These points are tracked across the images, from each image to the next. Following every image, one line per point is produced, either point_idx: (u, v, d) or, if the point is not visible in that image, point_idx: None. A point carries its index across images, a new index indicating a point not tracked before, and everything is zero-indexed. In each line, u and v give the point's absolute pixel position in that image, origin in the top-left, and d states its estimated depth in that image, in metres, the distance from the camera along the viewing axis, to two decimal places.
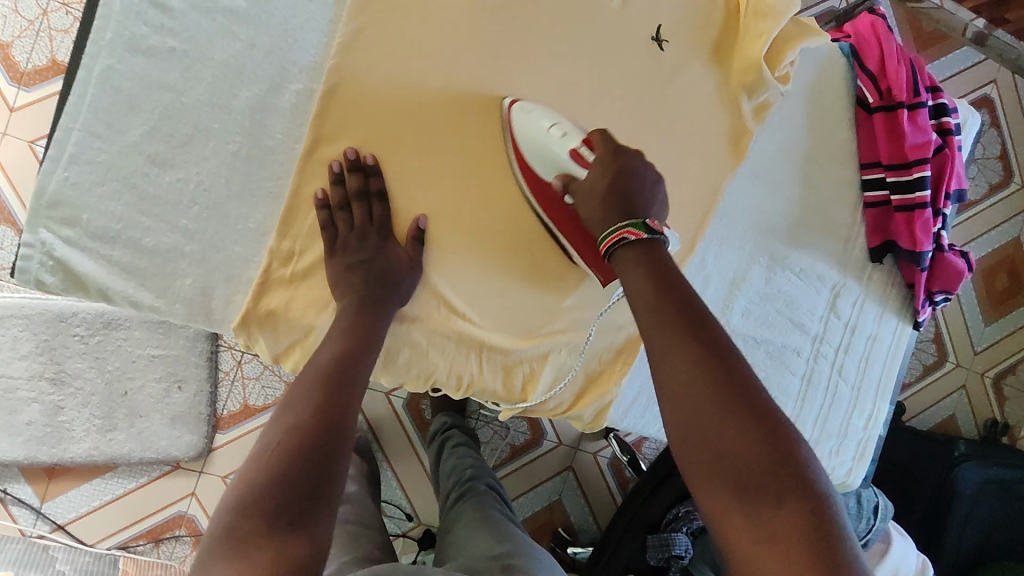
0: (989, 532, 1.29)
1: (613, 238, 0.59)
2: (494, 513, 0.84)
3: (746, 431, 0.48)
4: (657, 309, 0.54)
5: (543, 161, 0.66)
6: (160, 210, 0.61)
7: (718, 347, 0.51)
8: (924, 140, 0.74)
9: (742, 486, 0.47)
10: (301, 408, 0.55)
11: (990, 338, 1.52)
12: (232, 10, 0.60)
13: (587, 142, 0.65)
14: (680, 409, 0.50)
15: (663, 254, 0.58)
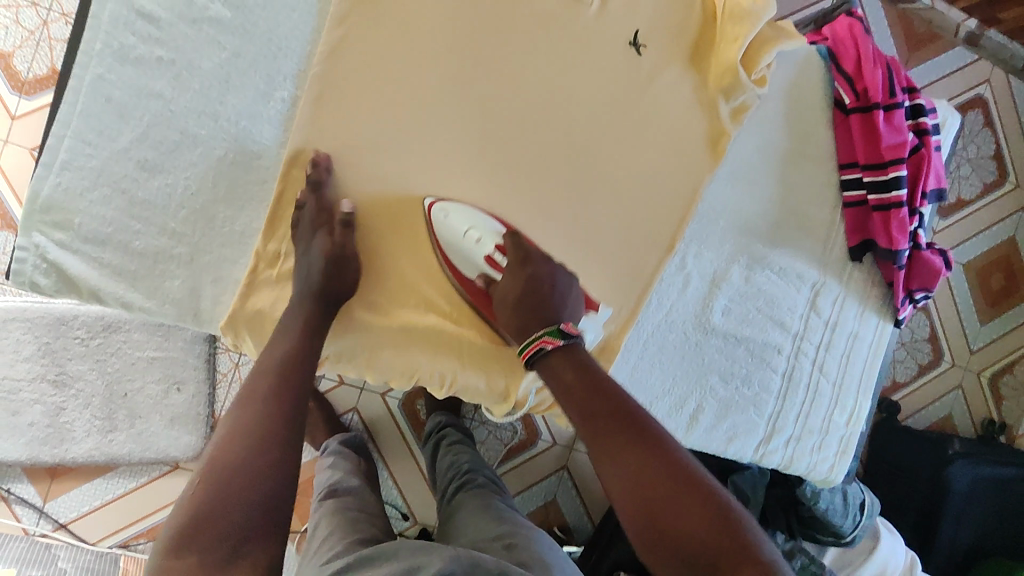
0: (982, 530, 1.29)
1: (532, 347, 0.64)
2: (494, 499, 0.86)
3: (689, 509, 0.53)
4: (586, 410, 0.60)
5: (464, 262, 0.71)
6: (150, 214, 0.63)
7: (649, 435, 0.57)
8: (899, 140, 0.76)
9: (693, 559, 0.51)
10: (240, 432, 0.58)
11: (986, 337, 1.52)
12: (217, 19, 0.62)
13: (501, 248, 0.70)
14: (627, 497, 0.55)
15: (578, 353, 0.64)
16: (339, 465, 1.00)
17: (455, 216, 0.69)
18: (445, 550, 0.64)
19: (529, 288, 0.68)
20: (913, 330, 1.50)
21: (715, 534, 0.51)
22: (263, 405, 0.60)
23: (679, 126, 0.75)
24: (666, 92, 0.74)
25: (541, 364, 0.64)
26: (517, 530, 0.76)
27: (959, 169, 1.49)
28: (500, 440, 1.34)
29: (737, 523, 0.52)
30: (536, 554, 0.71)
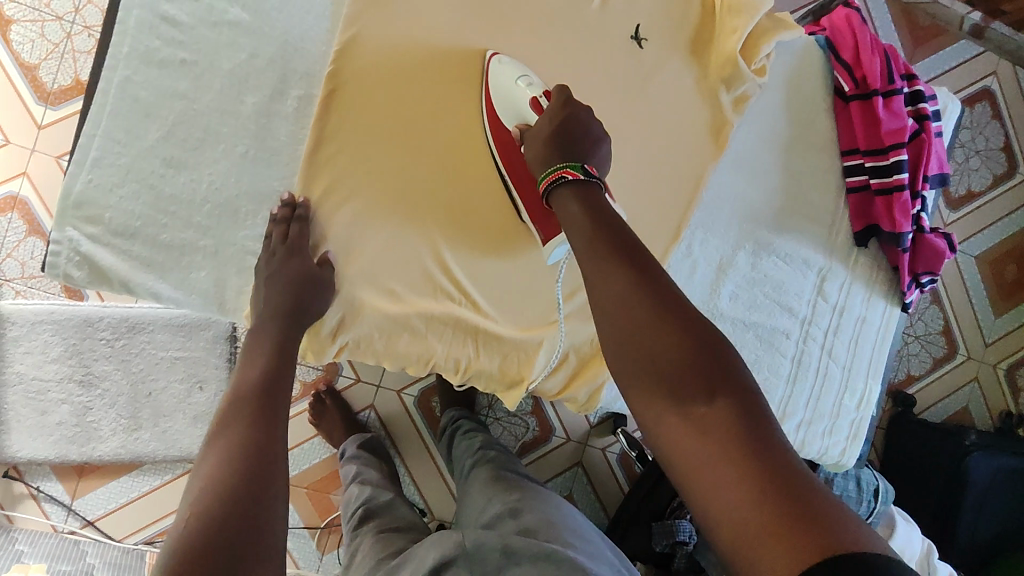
0: (1005, 524, 1.27)
1: (552, 176, 0.61)
2: (503, 471, 0.87)
3: (671, 335, 0.49)
4: (586, 240, 0.56)
5: (505, 109, 0.69)
6: (175, 208, 0.66)
7: (644, 266, 0.54)
8: (899, 125, 0.78)
9: (677, 387, 0.48)
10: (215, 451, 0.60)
11: (1000, 330, 1.52)
12: (237, 23, 0.65)
13: (547, 94, 0.69)
14: (614, 321, 0.52)
15: (596, 193, 0.60)
16: (365, 475, 1.01)
17: (510, 65, 0.70)
18: (450, 537, 0.70)
19: (563, 130, 0.64)
20: (925, 323, 1.49)
21: (697, 362, 0.48)
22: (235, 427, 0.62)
23: (680, 116, 0.77)
24: (668, 83, 0.77)
25: (555, 194, 0.61)
26: (522, 500, 0.78)
27: (968, 161, 1.49)
28: (514, 435, 1.36)
29: (723, 357, 0.49)
30: (546, 518, 0.74)
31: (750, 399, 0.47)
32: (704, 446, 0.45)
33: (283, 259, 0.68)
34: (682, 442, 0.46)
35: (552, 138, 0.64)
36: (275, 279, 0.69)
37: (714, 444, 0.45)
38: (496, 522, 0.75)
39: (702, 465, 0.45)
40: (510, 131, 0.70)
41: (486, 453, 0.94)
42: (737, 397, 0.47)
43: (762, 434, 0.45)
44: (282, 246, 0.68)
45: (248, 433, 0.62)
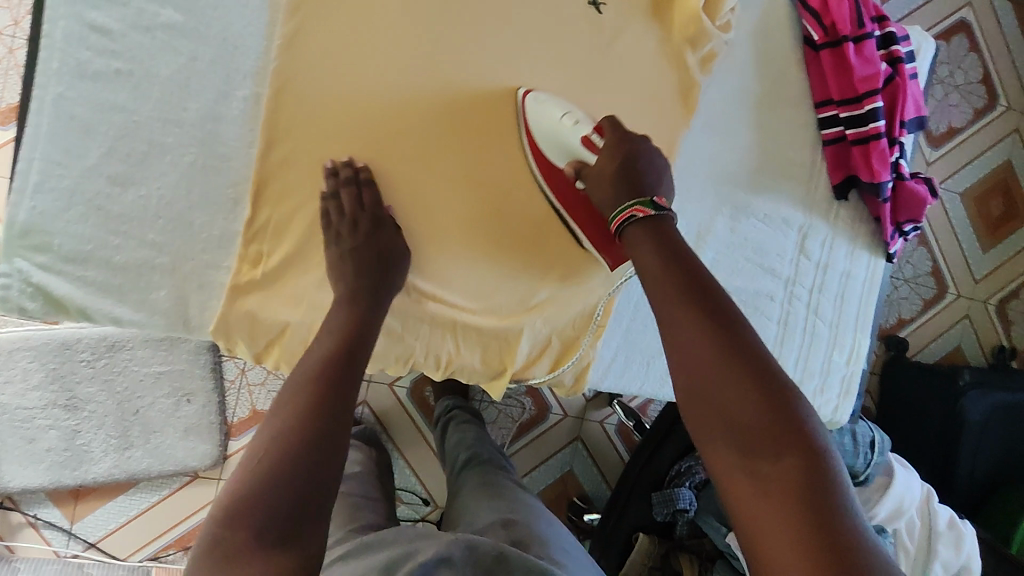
0: (1002, 459, 1.27)
1: (623, 215, 0.62)
2: (497, 476, 0.88)
3: (746, 388, 0.51)
4: (661, 280, 0.57)
5: (556, 148, 0.69)
6: (126, 227, 0.63)
7: (725, 314, 0.55)
8: (872, 71, 0.75)
9: (747, 436, 0.49)
10: (284, 413, 0.58)
11: (989, 265, 1.51)
12: (171, 25, 0.62)
13: (598, 129, 0.68)
14: (687, 361, 0.54)
15: (668, 230, 0.61)
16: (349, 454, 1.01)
17: (550, 102, 0.69)
18: (443, 536, 0.67)
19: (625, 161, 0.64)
20: (914, 266, 1.48)
21: (767, 411, 0.50)
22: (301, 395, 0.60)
23: (647, 82, 0.74)
24: (630, 49, 0.74)
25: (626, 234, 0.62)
26: (516, 514, 0.78)
27: (947, 98, 1.46)
28: (511, 417, 1.35)
29: (800, 417, 0.49)
30: (535, 533, 0.74)
31: (823, 462, 0.48)
32: (767, 501, 0.46)
33: (366, 229, 0.67)
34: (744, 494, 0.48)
35: (619, 176, 0.64)
36: (362, 249, 0.67)
37: (779, 500, 0.46)
38: (490, 531, 0.74)
39: (759, 514, 0.46)
40: (563, 169, 0.70)
41: (483, 453, 0.95)
42: (807, 458, 0.48)
43: (824, 501, 0.45)
44: (365, 216, 0.67)
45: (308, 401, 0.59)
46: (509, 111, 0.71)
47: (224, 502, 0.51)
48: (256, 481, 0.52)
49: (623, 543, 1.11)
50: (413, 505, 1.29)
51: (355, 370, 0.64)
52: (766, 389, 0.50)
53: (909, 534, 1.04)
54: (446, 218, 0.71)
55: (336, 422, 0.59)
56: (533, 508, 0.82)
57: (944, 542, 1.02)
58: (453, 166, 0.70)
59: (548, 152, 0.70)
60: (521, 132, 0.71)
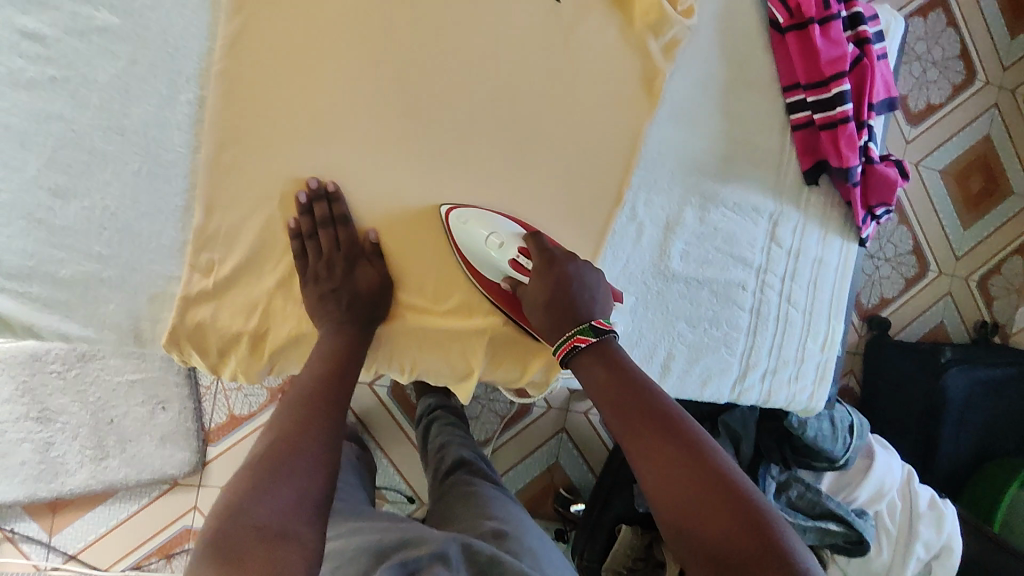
0: (984, 435, 1.27)
1: (565, 346, 0.66)
2: (485, 487, 0.88)
3: (719, 512, 0.53)
4: (624, 416, 0.61)
5: (488, 267, 0.70)
6: (69, 240, 0.60)
7: (680, 434, 0.58)
8: (839, 53, 0.73)
9: (729, 565, 0.51)
10: (278, 428, 0.61)
11: (970, 242, 1.50)
12: (106, 28, 0.58)
13: (525, 249, 0.69)
14: (662, 493, 0.56)
15: (611, 347, 0.65)
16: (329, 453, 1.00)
17: (473, 218, 0.69)
18: (444, 537, 0.66)
19: (557, 293, 0.67)
20: (895, 245, 1.48)
21: (744, 530, 0.52)
22: (294, 416, 0.62)
23: (610, 72, 0.73)
24: (591, 38, 0.71)
25: (575, 361, 0.66)
26: (507, 525, 0.77)
27: (925, 75, 1.45)
28: (495, 412, 1.34)
29: (767, 524, 0.52)
30: (525, 545, 0.73)
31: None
32: None
33: (343, 271, 0.67)
34: None
35: (551, 304, 0.67)
36: (342, 290, 0.67)
37: None
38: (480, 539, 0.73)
39: None
40: (499, 283, 0.71)
41: (467, 461, 0.93)
42: (785, 567, 0.50)
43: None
44: (341, 256, 0.67)
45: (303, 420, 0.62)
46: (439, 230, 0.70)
47: (227, 509, 0.53)
48: (254, 492, 0.54)
49: (607, 534, 1.11)
50: (398, 503, 1.28)
51: (344, 388, 0.67)
52: (732, 504, 0.53)
53: (890, 517, 1.04)
54: (399, 277, 0.71)
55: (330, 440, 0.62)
56: (522, 519, 0.81)
57: (924, 523, 1.01)
58: (411, 167, 0.69)
59: (482, 268, 0.70)
60: (449, 242, 0.70)
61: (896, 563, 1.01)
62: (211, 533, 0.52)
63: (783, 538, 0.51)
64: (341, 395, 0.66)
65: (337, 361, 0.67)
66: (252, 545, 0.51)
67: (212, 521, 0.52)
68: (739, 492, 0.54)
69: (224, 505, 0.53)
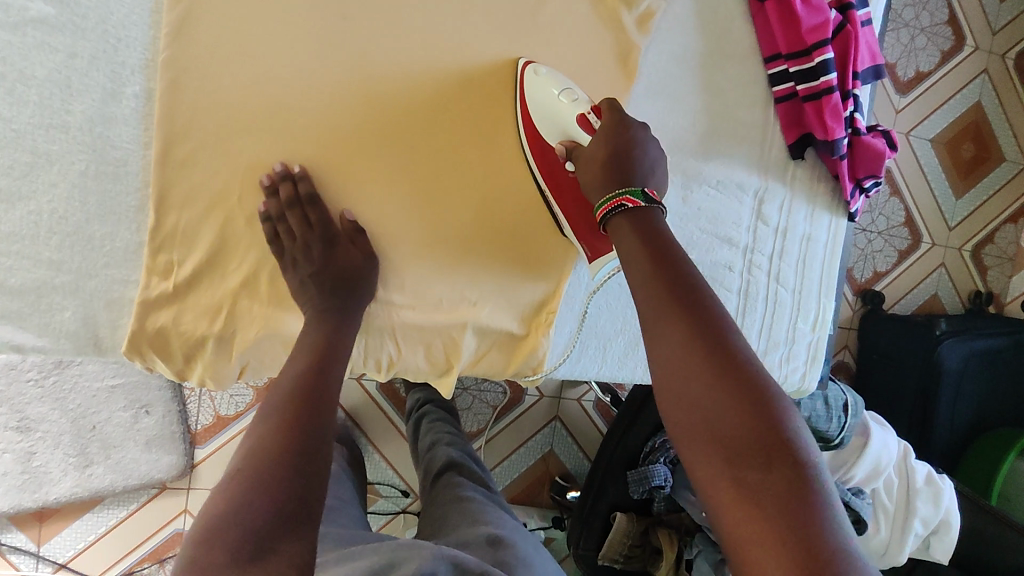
0: (980, 406, 1.26)
1: (610, 204, 0.59)
2: (474, 491, 0.85)
3: (731, 401, 0.48)
4: (649, 281, 0.55)
5: (548, 124, 0.66)
6: (17, 246, 0.57)
7: (705, 314, 0.52)
8: (820, 20, 0.70)
9: (733, 450, 0.46)
10: (266, 428, 0.58)
11: (963, 212, 1.48)
12: (42, 19, 0.54)
13: (595, 110, 0.65)
14: (672, 363, 0.51)
15: (658, 221, 0.59)
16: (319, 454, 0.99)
17: (548, 76, 0.66)
18: (436, 551, 0.63)
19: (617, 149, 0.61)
20: (887, 217, 1.45)
21: (755, 422, 0.46)
22: (281, 415, 0.59)
23: (581, 48, 0.70)
24: (560, 13, 0.68)
25: (611, 223, 0.60)
26: (503, 531, 0.75)
27: (913, 41, 1.41)
28: (486, 402, 1.32)
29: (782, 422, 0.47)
30: (521, 554, 0.72)
31: (813, 483, 0.44)
32: (754, 517, 0.43)
33: (321, 254, 0.65)
34: (734, 508, 0.44)
35: (610, 162, 0.61)
36: (322, 275, 0.65)
37: (765, 515, 0.43)
38: (475, 546, 0.71)
39: (747, 534, 0.43)
40: (554, 148, 0.66)
41: (458, 460, 0.91)
42: (794, 467, 0.45)
43: (808, 511, 0.42)
44: (316, 237, 0.65)
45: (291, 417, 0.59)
46: (508, 93, 0.68)
47: (207, 519, 0.51)
48: (233, 497, 0.52)
49: (602, 522, 1.09)
50: (392, 497, 1.26)
51: (329, 385, 0.64)
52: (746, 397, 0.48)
53: (887, 495, 1.03)
54: (408, 169, 0.66)
55: (318, 439, 0.59)
56: (514, 524, 0.79)
57: (922, 499, 1.00)
58: (378, 156, 0.65)
59: (541, 129, 0.66)
60: (516, 99, 0.68)
61: (894, 539, 1.01)
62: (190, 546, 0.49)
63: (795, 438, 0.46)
64: (329, 398, 0.63)
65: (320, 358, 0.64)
66: (230, 557, 0.48)
67: (191, 533, 0.50)
68: (757, 383, 0.49)
69: (206, 514, 0.51)
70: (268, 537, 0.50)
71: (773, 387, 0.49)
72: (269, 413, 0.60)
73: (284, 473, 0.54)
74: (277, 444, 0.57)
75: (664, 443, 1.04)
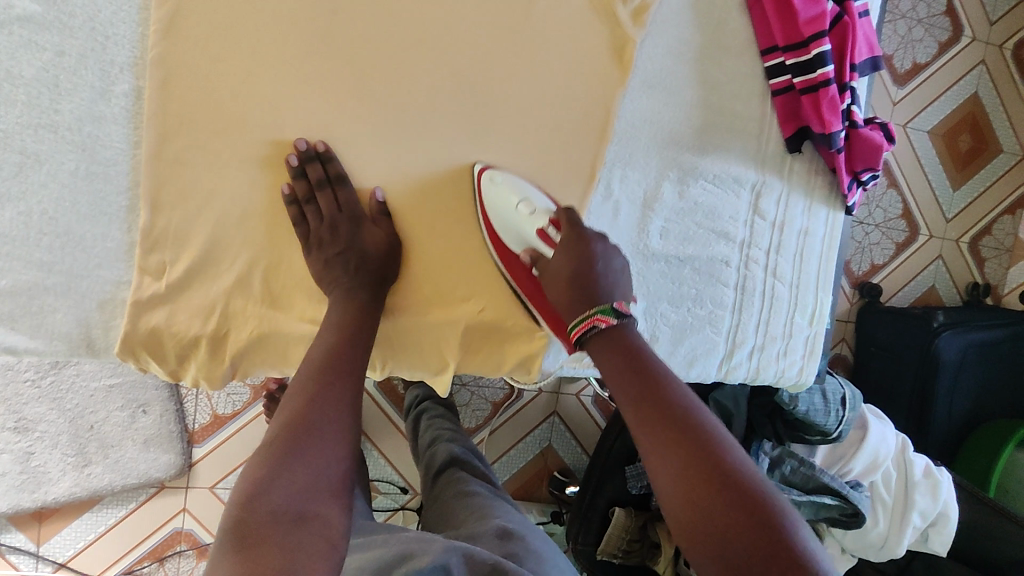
0: (978, 397, 1.26)
1: (584, 326, 0.62)
2: (478, 487, 0.85)
3: (734, 514, 0.49)
4: (638, 405, 0.58)
5: (511, 233, 0.69)
6: (8, 247, 0.57)
7: (693, 424, 0.55)
8: (817, 11, 0.69)
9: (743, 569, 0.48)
10: (298, 401, 0.59)
11: (960, 204, 1.47)
12: (28, 18, 0.54)
13: (553, 221, 0.68)
14: (674, 484, 0.53)
15: (632, 335, 0.62)
16: None
17: (505, 183, 0.67)
18: (448, 544, 0.63)
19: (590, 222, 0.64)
20: (884, 209, 1.45)
21: (760, 534, 0.48)
22: (311, 388, 0.60)
23: (575, 42, 0.69)
24: (554, 7, 0.68)
25: (593, 342, 0.63)
26: (512, 525, 0.74)
27: (910, 33, 1.41)
28: (485, 398, 1.32)
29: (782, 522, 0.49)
30: (531, 547, 0.70)
31: None
32: None
33: (348, 233, 0.65)
34: None
35: (575, 280, 0.64)
36: (349, 253, 0.65)
37: None
38: (485, 538, 0.70)
39: None
40: (519, 256, 0.70)
41: (461, 457, 0.91)
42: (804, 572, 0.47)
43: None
44: (343, 217, 0.65)
45: (320, 390, 0.60)
46: (469, 190, 0.69)
47: (244, 494, 0.52)
48: (272, 469, 0.53)
49: (600, 518, 1.09)
50: (391, 494, 1.26)
51: (359, 355, 0.64)
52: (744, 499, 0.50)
53: (885, 488, 1.03)
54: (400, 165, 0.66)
55: (347, 411, 0.61)
56: (521, 518, 0.79)
57: (920, 491, 1.00)
58: (372, 157, 0.66)
59: (504, 235, 0.69)
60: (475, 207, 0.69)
61: (893, 532, 1.00)
62: (229, 521, 0.50)
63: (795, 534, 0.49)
64: (359, 361, 0.63)
65: (348, 330, 0.64)
66: (276, 522, 0.50)
67: (232, 503, 0.51)
68: (755, 494, 0.50)
69: (242, 487, 0.52)
70: (309, 510, 0.52)
71: (772, 494, 0.51)
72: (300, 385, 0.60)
73: (319, 451, 0.56)
74: (311, 420, 0.58)
75: None
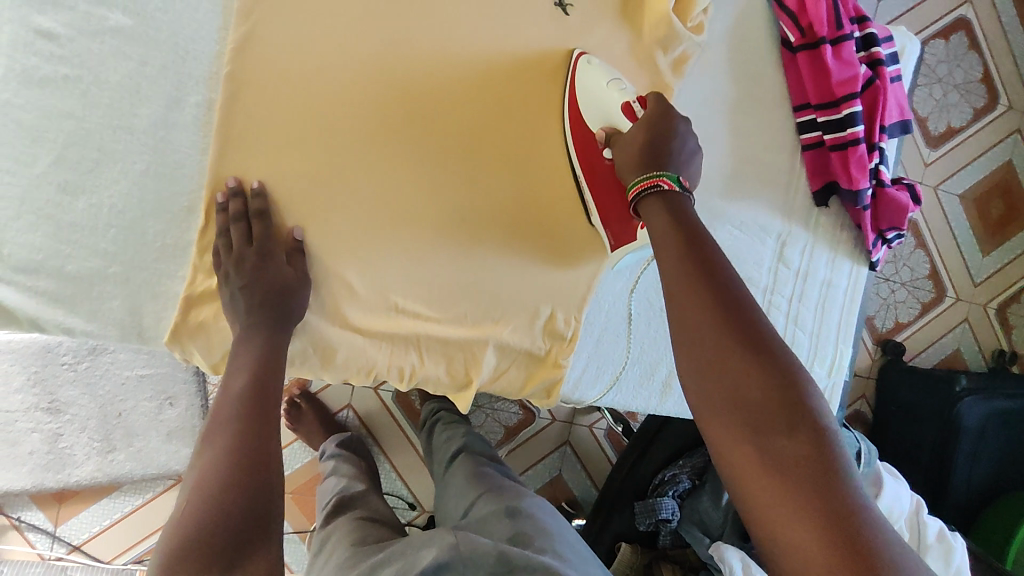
0: (999, 467, 1.24)
1: (646, 182, 0.62)
2: (485, 467, 0.89)
3: (757, 369, 0.52)
4: (679, 257, 0.58)
5: (592, 111, 0.69)
6: (77, 236, 0.62)
7: (729, 288, 0.56)
8: (850, 74, 0.73)
9: (755, 420, 0.50)
10: (217, 445, 0.63)
11: (989, 268, 1.47)
12: (119, 29, 0.60)
13: (638, 100, 0.68)
14: (700, 329, 0.54)
15: (688, 208, 0.62)
16: (342, 470, 0.98)
17: (598, 66, 0.70)
18: (443, 538, 0.69)
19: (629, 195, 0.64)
20: (912, 268, 1.45)
21: (780, 392, 0.51)
22: (228, 434, 0.64)
23: None
24: (599, 52, 0.72)
25: (643, 206, 0.63)
26: (522, 503, 0.79)
27: (946, 97, 1.43)
28: (499, 422, 1.33)
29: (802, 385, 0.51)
30: (541, 525, 0.75)
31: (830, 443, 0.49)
32: (778, 478, 0.47)
33: (255, 265, 0.66)
34: (757, 469, 0.49)
35: None
36: (253, 287, 0.66)
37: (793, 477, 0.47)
38: (495, 521, 0.76)
39: (771, 492, 0.47)
40: (593, 132, 0.69)
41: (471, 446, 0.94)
42: (815, 432, 0.49)
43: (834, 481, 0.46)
44: (252, 251, 0.66)
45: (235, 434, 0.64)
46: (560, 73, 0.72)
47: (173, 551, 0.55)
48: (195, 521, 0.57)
49: (605, 550, 1.08)
50: (399, 509, 1.28)
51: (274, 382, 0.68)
52: (772, 359, 0.52)
53: None
54: (445, 189, 0.70)
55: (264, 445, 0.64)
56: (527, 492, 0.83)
57: (932, 556, 0.97)
58: (415, 176, 0.69)
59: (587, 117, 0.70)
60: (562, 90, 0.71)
61: None
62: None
63: (814, 398, 0.51)
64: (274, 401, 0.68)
65: (261, 367, 0.67)
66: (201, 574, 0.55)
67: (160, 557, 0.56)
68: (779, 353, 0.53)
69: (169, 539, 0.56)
70: (235, 548, 0.57)
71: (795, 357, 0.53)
72: (213, 432, 0.64)
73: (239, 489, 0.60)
74: (224, 463, 0.61)
75: (674, 476, 1.06)
